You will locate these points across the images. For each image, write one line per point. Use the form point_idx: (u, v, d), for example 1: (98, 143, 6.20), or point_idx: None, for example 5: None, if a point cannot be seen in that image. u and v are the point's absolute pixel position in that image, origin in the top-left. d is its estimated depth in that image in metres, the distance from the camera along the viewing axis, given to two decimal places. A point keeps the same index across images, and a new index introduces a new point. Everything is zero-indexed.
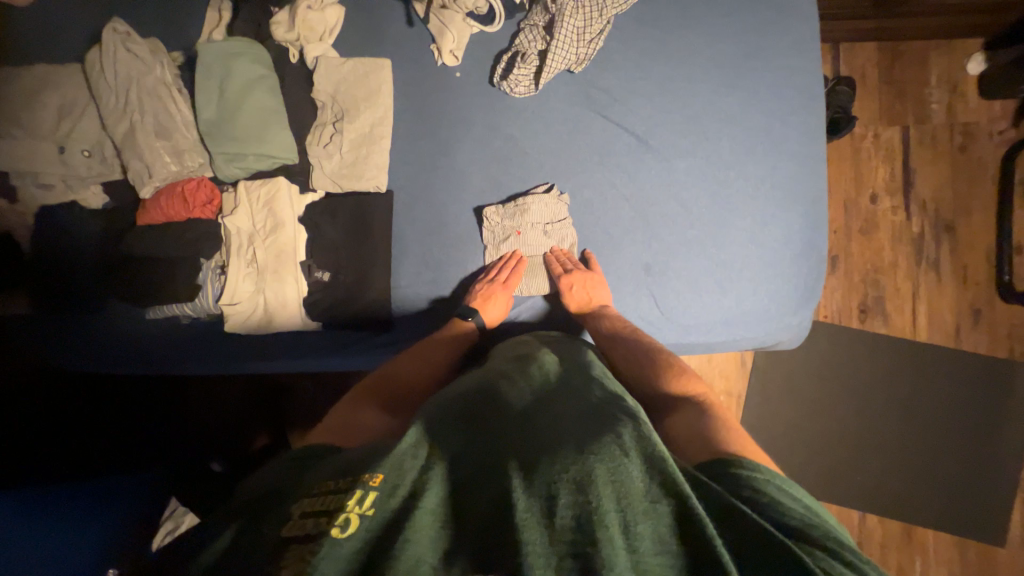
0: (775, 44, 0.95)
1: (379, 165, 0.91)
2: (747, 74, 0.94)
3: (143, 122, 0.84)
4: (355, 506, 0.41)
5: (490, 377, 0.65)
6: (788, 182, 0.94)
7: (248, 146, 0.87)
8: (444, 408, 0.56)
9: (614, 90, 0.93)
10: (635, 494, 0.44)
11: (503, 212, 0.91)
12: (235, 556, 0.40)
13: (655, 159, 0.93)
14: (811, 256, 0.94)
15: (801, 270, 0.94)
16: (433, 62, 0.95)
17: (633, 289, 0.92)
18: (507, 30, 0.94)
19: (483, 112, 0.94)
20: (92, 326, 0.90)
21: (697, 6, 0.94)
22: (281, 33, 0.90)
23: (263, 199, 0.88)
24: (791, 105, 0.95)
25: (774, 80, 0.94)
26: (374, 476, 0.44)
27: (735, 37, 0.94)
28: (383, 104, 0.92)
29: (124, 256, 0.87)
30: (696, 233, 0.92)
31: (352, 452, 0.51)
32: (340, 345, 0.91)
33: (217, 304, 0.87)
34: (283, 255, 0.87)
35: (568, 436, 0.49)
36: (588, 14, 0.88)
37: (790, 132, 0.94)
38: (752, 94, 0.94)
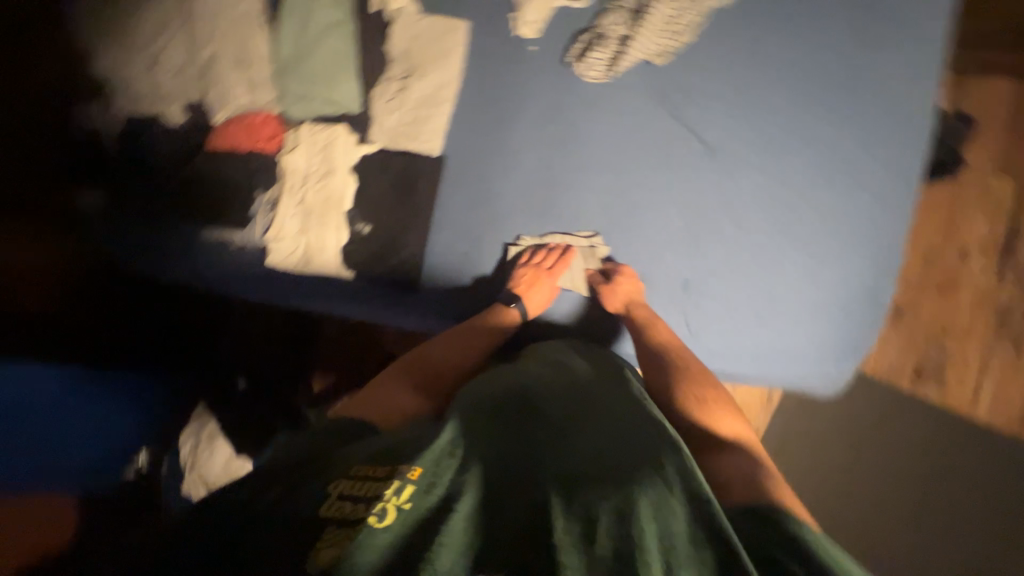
0: (885, 66, 0.84)
1: (436, 128, 0.93)
2: (845, 94, 0.85)
3: (227, 52, 0.90)
4: (392, 496, 0.43)
5: (526, 380, 0.65)
6: (859, 221, 0.85)
7: (316, 91, 0.90)
8: (475, 412, 0.58)
9: (691, 90, 0.86)
10: (675, 533, 0.44)
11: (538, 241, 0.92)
12: (274, 516, 0.44)
13: (723, 170, 0.86)
14: (866, 304, 0.86)
15: (850, 316, 0.86)
16: (508, 32, 0.92)
17: (662, 301, 0.88)
18: (592, 7, 0.89)
19: (549, 92, 0.91)
20: (151, 233, 0.96)
21: (804, 12, 0.85)
22: None
23: (322, 144, 0.90)
24: (888, 138, 0.85)
25: (875, 106, 0.85)
26: (411, 469, 0.46)
27: (840, 51, 0.85)
28: (450, 70, 0.93)
29: (191, 176, 0.92)
30: (743, 256, 0.85)
31: (386, 437, 0.54)
32: (367, 298, 0.93)
33: (264, 239, 0.91)
34: (330, 202, 0.90)
35: (602, 463, 0.50)
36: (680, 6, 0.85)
37: (876, 166, 0.85)
38: (844, 118, 0.85)
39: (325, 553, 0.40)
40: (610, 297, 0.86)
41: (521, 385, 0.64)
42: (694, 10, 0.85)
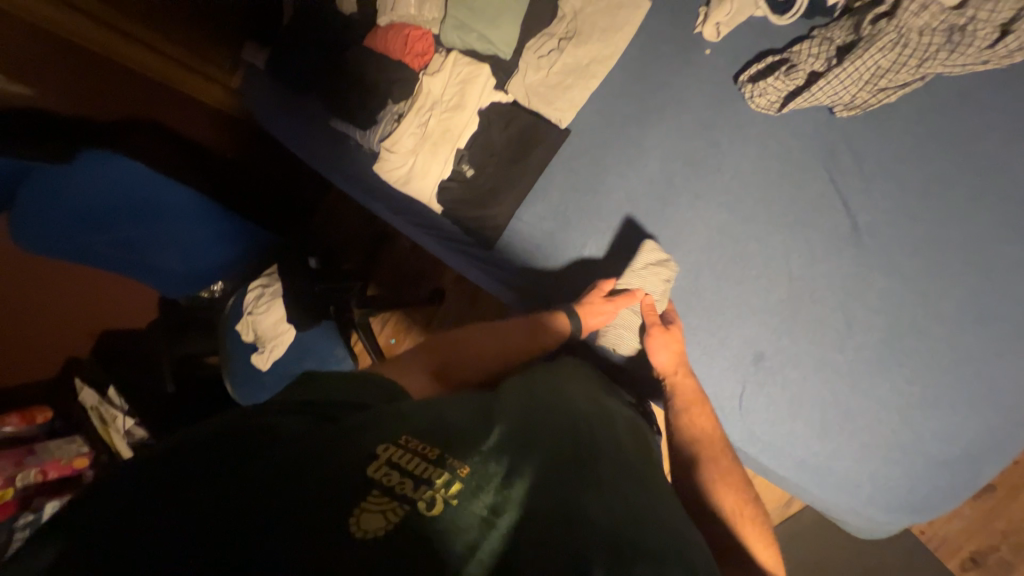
0: None
1: (573, 100, 0.90)
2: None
3: None
4: (443, 487, 0.39)
5: (577, 407, 0.60)
6: (1008, 381, 0.68)
7: (478, 23, 0.87)
8: (529, 424, 0.52)
9: (865, 160, 0.74)
10: None
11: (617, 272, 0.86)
12: (306, 457, 0.40)
13: (862, 257, 0.73)
14: (965, 474, 0.70)
15: (940, 477, 0.70)
16: (690, 27, 0.85)
17: (725, 364, 0.79)
18: (793, 30, 0.79)
19: (706, 105, 0.83)
20: (290, 105, 1.05)
21: None
22: None
23: (461, 77, 0.90)
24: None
25: None
26: (461, 466, 0.42)
27: None
28: (614, 45, 0.88)
29: (339, 65, 0.97)
30: (841, 358, 0.73)
31: (428, 408, 0.49)
32: (447, 234, 0.98)
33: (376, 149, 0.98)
34: (448, 135, 0.91)
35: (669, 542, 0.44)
36: (902, 56, 0.69)
37: None
38: None
39: (364, 523, 0.36)
40: (660, 347, 0.77)
41: (577, 414, 0.58)
42: (920, 66, 0.69)
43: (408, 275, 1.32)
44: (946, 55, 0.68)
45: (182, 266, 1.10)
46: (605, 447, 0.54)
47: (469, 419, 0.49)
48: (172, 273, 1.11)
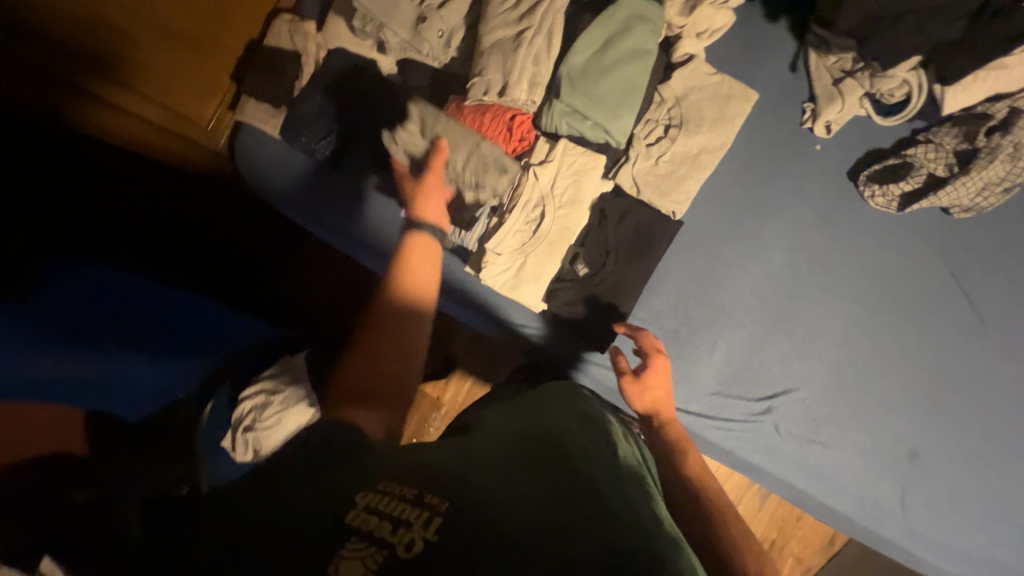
0: None
1: (689, 192, 0.84)
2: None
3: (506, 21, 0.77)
4: (420, 528, 0.40)
5: (551, 422, 0.61)
6: None
7: (596, 113, 0.78)
8: (523, 452, 0.54)
9: (978, 254, 0.80)
10: None
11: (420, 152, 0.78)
12: (292, 522, 0.42)
13: (990, 351, 0.79)
14: None
15: None
16: (797, 121, 0.85)
17: (884, 467, 0.78)
18: (898, 131, 0.82)
19: (824, 199, 0.83)
20: (339, 185, 0.95)
21: None
22: (671, 14, 0.83)
23: (575, 168, 0.81)
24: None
25: None
26: (440, 503, 0.43)
27: None
28: (726, 135, 0.85)
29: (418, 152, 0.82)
30: (986, 449, 0.77)
31: (413, 458, 0.50)
32: (553, 341, 0.85)
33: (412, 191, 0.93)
34: (566, 234, 0.80)
35: (645, 540, 0.43)
36: (1015, 168, 0.74)
37: None
38: None
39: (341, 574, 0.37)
40: (635, 398, 0.78)
41: (550, 427, 0.59)
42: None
43: (435, 341, 1.15)
44: None
45: (137, 359, 0.71)
46: (601, 463, 0.54)
47: (444, 456, 0.52)
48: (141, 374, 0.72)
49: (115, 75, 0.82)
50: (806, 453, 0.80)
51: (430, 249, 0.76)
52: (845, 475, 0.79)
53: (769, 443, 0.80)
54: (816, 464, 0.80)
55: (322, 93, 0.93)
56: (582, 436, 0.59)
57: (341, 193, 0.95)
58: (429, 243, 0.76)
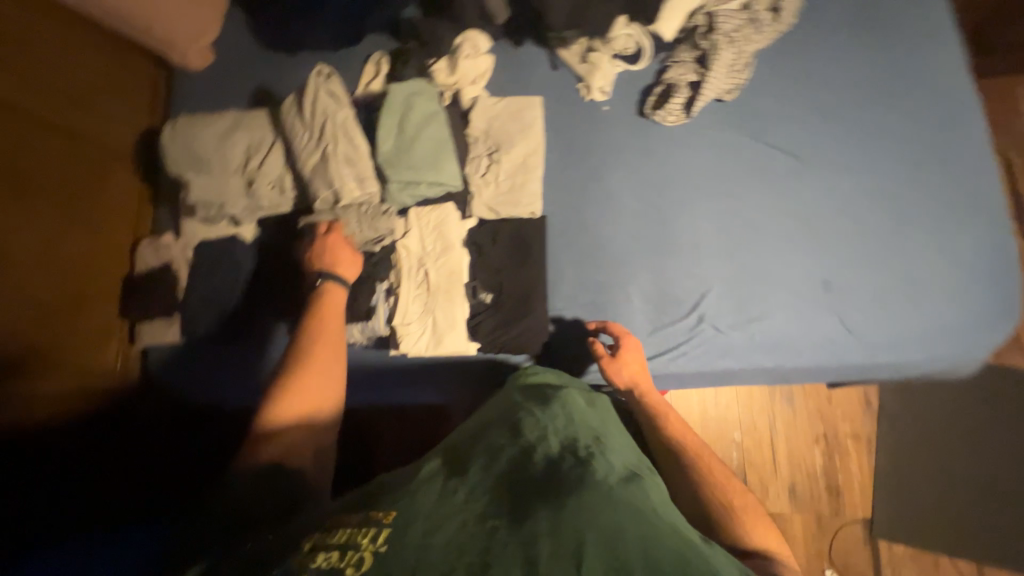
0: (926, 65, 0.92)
1: (535, 191, 0.95)
2: (902, 92, 0.91)
3: (306, 142, 0.86)
4: (368, 544, 0.47)
5: (503, 415, 0.71)
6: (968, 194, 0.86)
7: (424, 174, 0.89)
8: (476, 446, 0.63)
9: (764, 115, 0.94)
10: (657, 540, 0.49)
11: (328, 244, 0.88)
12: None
13: (821, 177, 0.90)
14: (1010, 267, 0.82)
15: (1002, 282, 0.82)
16: (580, 99, 1.02)
17: (812, 307, 0.85)
18: (652, 68, 1.00)
19: (635, 140, 0.97)
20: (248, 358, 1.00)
21: (840, 32, 0.94)
22: (442, 78, 1.03)
23: (433, 223, 0.91)
24: (965, 119, 0.89)
25: (934, 100, 0.91)
26: (388, 515, 0.50)
27: (883, 61, 0.93)
28: (535, 136, 0.99)
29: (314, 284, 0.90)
30: (874, 248, 0.86)
31: (376, 488, 0.58)
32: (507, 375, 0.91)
33: None
34: (453, 276, 0.88)
35: (590, 501, 0.51)
36: (739, 48, 0.93)
37: (957, 147, 0.88)
38: (911, 114, 0.90)
39: None
40: (615, 375, 0.84)
41: (499, 421, 0.69)
42: (754, 48, 0.94)
43: None
44: (759, 36, 0.93)
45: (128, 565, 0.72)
46: (560, 442, 0.63)
47: (403, 475, 0.59)
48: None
49: (22, 372, 0.88)
50: (753, 333, 0.86)
51: (340, 296, 0.83)
52: (789, 330, 0.85)
53: (717, 345, 0.86)
54: (766, 337, 0.85)
55: (206, 283, 1.01)
56: (542, 418, 0.68)
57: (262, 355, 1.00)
58: (339, 291, 0.83)
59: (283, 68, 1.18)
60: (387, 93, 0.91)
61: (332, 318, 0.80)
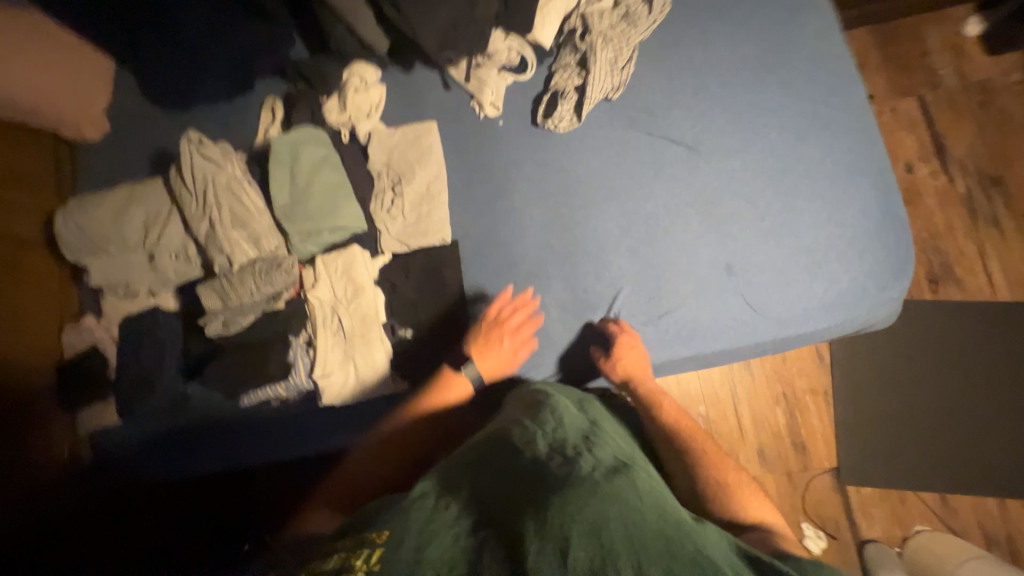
0: (800, 34, 0.93)
1: (442, 219, 0.95)
2: (782, 66, 0.92)
3: (196, 212, 0.87)
4: (363, 563, 0.47)
5: (491, 432, 0.74)
6: (852, 158, 0.88)
7: (321, 222, 0.89)
8: (468, 464, 0.65)
9: (653, 108, 0.94)
10: (643, 529, 0.51)
11: (231, 309, 0.87)
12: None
13: (715, 161, 0.91)
14: (897, 227, 0.85)
15: (891, 242, 0.85)
16: (475, 117, 1.01)
17: (718, 292, 0.87)
18: (540, 76, 1.00)
19: (532, 151, 0.98)
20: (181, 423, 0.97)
21: (712, 15, 0.96)
22: (334, 118, 1.01)
23: (341, 268, 0.90)
24: (844, 84, 0.91)
25: (813, 68, 0.92)
26: (382, 535, 0.52)
27: (758, 37, 0.94)
28: (435, 162, 0.98)
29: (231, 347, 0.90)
30: (770, 225, 0.87)
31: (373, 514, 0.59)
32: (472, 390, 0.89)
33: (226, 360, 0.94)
34: (368, 319, 0.89)
35: (580, 495, 0.54)
36: (617, 45, 0.93)
37: (839, 113, 0.90)
38: (793, 85, 0.91)
39: None
40: (612, 369, 0.86)
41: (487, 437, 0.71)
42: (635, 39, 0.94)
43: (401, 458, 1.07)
44: (634, 31, 0.94)
45: None
46: (555, 442, 0.66)
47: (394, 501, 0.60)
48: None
49: None
50: (665, 328, 0.88)
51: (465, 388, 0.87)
52: (698, 318, 0.87)
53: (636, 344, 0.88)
54: (679, 329, 0.87)
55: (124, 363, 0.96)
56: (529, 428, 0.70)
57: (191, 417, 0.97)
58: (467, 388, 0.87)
59: (176, 128, 1.14)
60: (270, 146, 0.90)
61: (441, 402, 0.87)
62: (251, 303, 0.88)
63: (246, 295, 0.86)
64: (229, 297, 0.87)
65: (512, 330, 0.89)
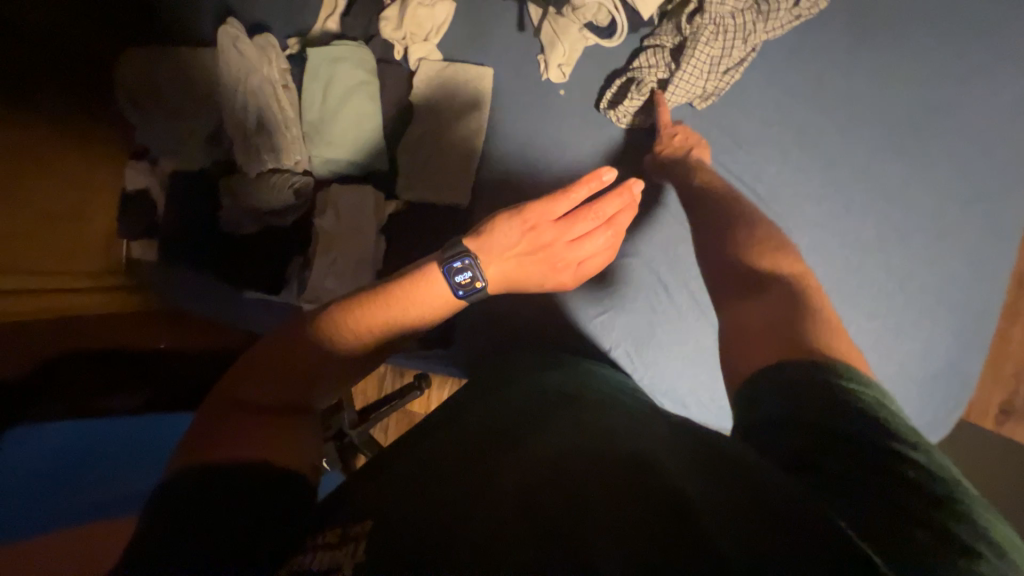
0: (961, 100, 0.73)
1: (463, 183, 0.88)
2: (921, 136, 0.73)
3: (232, 105, 0.90)
4: (348, 553, 0.40)
5: (474, 388, 0.67)
6: (943, 283, 0.73)
7: (342, 151, 0.89)
8: (444, 424, 0.58)
9: (740, 134, 0.77)
10: (649, 477, 0.42)
11: (244, 213, 0.93)
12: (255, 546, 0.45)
13: (784, 224, 0.76)
14: (950, 378, 0.74)
15: (929, 392, 0.74)
16: (537, 75, 0.87)
17: (699, 364, 0.83)
18: (627, 49, 0.83)
19: (582, 140, 0.85)
20: (189, 286, 1.02)
21: (869, 37, 0.74)
22: (388, 31, 0.89)
23: (351, 205, 0.90)
24: (983, 186, 0.73)
25: (953, 151, 0.73)
26: (363, 523, 0.43)
27: (908, 86, 0.74)
28: (477, 118, 0.88)
29: (241, 246, 0.96)
30: None
31: (362, 472, 0.53)
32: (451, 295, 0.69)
33: (232, 245, 0.97)
34: (363, 263, 0.90)
35: (555, 453, 0.46)
36: (728, 40, 0.73)
37: (959, 218, 0.73)
38: (920, 163, 0.73)
39: None
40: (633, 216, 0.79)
41: (468, 395, 0.65)
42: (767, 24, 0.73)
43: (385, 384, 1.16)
44: (762, 26, 0.73)
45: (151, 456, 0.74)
46: (523, 403, 0.58)
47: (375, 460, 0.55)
48: (113, 431, 0.76)
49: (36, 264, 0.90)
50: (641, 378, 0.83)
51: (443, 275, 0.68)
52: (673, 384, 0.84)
53: None
54: (652, 385, 0.84)
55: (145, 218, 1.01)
56: (506, 391, 0.63)
57: (194, 285, 1.02)
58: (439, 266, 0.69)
59: None
60: (308, 56, 0.88)
61: (417, 292, 0.67)
62: (260, 211, 0.92)
63: (257, 203, 0.92)
64: (244, 200, 0.92)
65: (584, 227, 0.75)
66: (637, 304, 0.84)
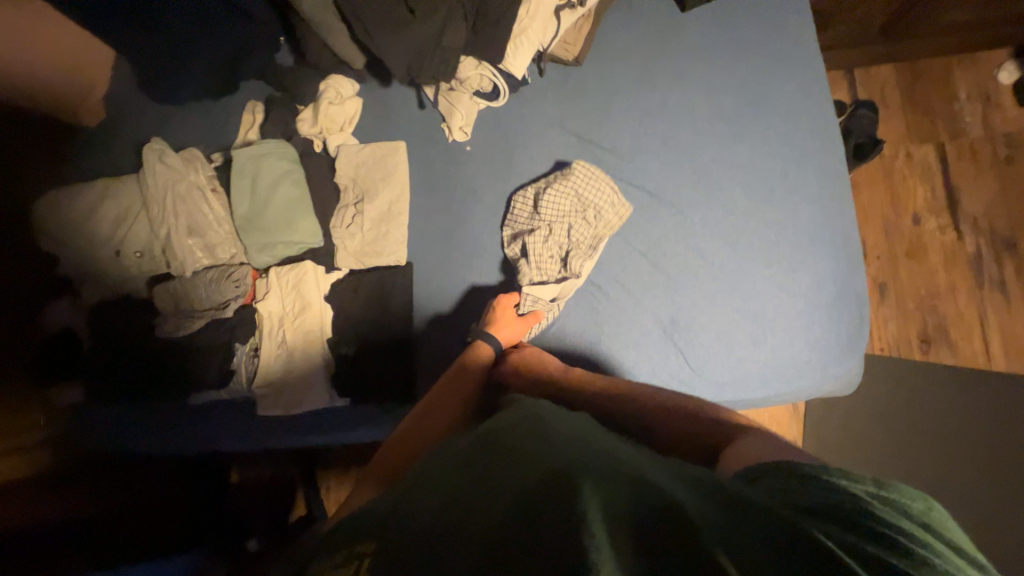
0: (771, 92, 0.94)
1: (398, 240, 0.95)
2: (754, 122, 0.92)
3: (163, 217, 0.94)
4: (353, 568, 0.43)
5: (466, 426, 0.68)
6: (812, 228, 0.88)
7: (277, 236, 0.94)
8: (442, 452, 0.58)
9: (619, 149, 0.93)
10: (651, 483, 0.45)
11: (180, 314, 0.92)
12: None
13: (675, 211, 0.89)
14: (849, 301, 0.85)
15: (839, 318, 0.85)
16: (444, 139, 1.00)
17: (657, 347, 0.85)
18: (512, 105, 0.99)
19: (494, 181, 0.97)
20: (117, 417, 0.93)
21: (690, 63, 0.95)
22: (307, 128, 1.01)
23: (292, 282, 0.94)
24: (810, 148, 0.92)
25: (780, 129, 0.92)
26: (366, 544, 0.45)
27: (730, 91, 0.94)
28: (399, 182, 0.98)
29: (179, 352, 0.93)
30: (720, 286, 0.86)
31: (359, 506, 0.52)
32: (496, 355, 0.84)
33: (168, 354, 0.93)
34: (311, 335, 0.92)
35: (553, 463, 0.48)
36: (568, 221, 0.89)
37: (804, 176, 0.90)
38: (760, 142, 0.91)
39: None
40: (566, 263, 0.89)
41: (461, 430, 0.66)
42: (562, 255, 0.90)
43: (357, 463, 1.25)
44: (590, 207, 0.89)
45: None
46: (522, 421, 0.59)
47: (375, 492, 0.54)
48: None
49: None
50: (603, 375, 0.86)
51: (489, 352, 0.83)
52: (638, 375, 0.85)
53: None
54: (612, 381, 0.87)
55: (66, 353, 0.94)
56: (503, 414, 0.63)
57: (123, 415, 0.93)
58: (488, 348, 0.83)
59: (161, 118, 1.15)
60: (232, 159, 0.96)
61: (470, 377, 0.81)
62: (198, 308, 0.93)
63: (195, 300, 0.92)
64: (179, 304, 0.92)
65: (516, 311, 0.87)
66: (581, 307, 0.89)
